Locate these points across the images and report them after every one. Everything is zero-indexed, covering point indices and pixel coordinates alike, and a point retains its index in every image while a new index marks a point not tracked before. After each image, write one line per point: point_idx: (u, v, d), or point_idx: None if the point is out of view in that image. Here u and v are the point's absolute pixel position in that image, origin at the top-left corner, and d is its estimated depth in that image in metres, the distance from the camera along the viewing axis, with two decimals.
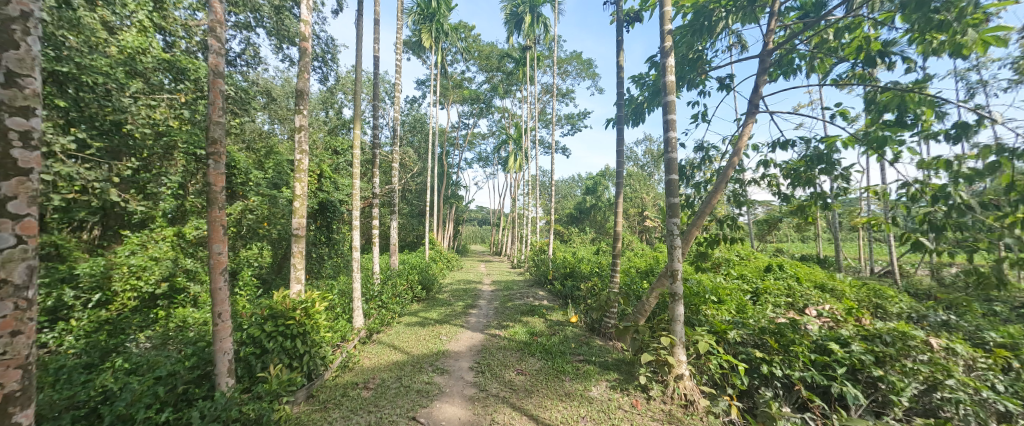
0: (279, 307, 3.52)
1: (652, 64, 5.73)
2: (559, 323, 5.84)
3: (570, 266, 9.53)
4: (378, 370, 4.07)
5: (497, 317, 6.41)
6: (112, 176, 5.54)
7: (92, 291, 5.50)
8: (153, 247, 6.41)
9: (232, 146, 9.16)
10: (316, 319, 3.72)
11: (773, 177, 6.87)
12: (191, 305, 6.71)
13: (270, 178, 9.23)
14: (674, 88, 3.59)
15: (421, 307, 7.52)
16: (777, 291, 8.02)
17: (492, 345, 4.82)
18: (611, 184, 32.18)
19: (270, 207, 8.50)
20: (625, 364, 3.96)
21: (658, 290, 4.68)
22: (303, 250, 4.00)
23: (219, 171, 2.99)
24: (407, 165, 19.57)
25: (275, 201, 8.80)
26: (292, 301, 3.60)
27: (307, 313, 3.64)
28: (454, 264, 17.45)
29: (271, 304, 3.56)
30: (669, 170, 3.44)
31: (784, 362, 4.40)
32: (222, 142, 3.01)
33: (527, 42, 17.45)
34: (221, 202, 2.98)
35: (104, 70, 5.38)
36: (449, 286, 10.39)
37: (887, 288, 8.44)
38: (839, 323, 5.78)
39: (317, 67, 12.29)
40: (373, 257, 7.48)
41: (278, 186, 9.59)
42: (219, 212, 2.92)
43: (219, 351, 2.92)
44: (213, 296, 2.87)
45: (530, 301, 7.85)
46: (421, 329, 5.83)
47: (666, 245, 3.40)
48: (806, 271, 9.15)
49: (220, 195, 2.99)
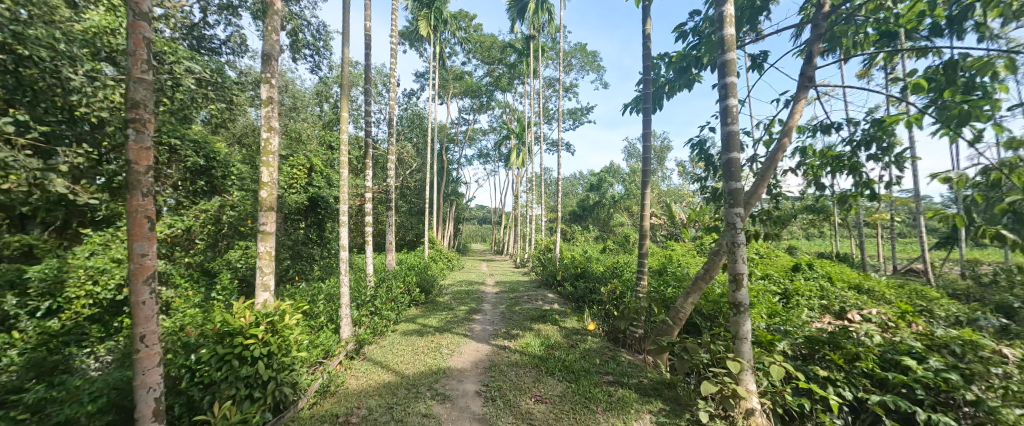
0: (237, 323, 2.84)
1: (681, 34, 5.00)
2: (575, 332, 5.17)
3: (580, 267, 8.85)
4: (365, 396, 3.36)
5: (505, 325, 5.71)
6: (61, 165, 4.80)
7: (43, 297, 4.78)
8: (118, 247, 5.67)
9: (214, 138, 8.48)
10: (286, 336, 3.05)
11: (810, 166, 6.15)
12: (162, 312, 5.98)
13: (256, 172, 8.54)
14: (734, 44, 2.85)
15: (420, 312, 6.85)
16: (809, 292, 7.32)
17: (502, 361, 4.12)
18: (615, 182, 31.51)
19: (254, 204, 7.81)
20: (664, 388, 3.30)
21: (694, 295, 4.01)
22: (271, 250, 3.33)
23: (142, 144, 2.48)
24: (406, 161, 18.89)
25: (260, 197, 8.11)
26: (255, 314, 2.94)
27: (274, 329, 2.98)
28: (455, 264, 16.79)
29: (227, 318, 2.89)
30: (727, 146, 2.74)
31: (849, 382, 3.70)
32: (147, 106, 2.49)
33: (530, 32, 16.76)
34: (146, 187, 2.48)
35: (53, 44, 4.68)
36: (450, 288, 9.71)
37: (927, 289, 7.76)
38: (895, 330, 5.08)
39: (308, 55, 11.51)
40: (366, 257, 6.79)
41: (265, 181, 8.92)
42: (140, 200, 2.44)
43: (142, 387, 2.38)
44: (135, 310, 2.40)
45: (539, 305, 7.18)
46: (418, 338, 5.14)
47: (726, 243, 2.68)
48: (837, 270, 8.45)
49: (144, 176, 2.48)
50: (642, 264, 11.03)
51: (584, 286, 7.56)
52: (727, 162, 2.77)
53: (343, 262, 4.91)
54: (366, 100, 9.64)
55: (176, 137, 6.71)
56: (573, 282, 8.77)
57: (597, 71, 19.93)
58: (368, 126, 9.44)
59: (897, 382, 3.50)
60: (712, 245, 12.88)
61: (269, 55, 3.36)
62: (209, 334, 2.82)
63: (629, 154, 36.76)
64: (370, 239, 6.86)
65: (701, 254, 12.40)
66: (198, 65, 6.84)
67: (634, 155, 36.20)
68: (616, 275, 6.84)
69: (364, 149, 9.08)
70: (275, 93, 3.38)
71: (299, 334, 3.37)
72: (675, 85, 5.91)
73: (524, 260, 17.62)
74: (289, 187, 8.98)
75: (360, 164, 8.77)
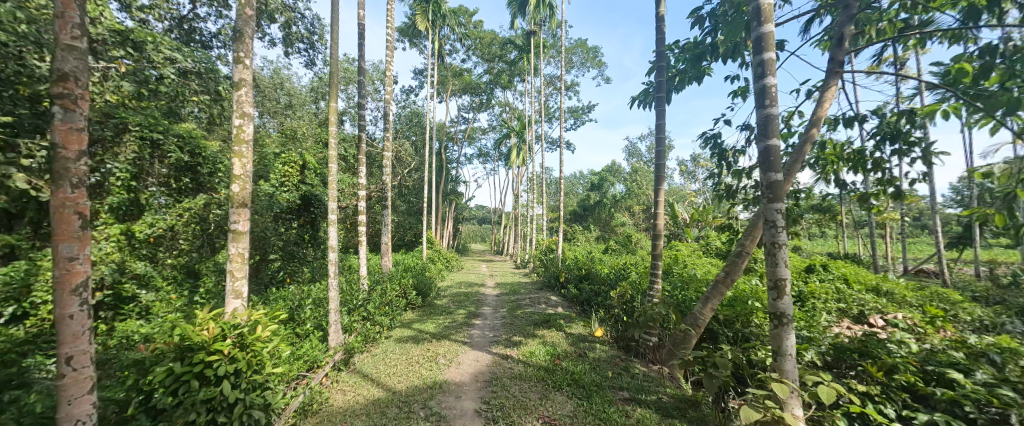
0: (200, 337, 2.50)
1: (696, 18, 4.63)
2: (582, 339, 4.81)
3: (584, 269, 8.50)
4: (350, 416, 3.00)
5: (507, 331, 5.36)
6: (24, 159, 4.42)
7: (6, 303, 4.40)
8: (93, 249, 5.30)
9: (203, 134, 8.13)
10: (257, 351, 2.69)
11: (830, 162, 5.77)
12: (142, 317, 5.62)
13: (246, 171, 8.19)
14: (772, 15, 2.47)
15: (416, 317, 6.49)
16: (826, 295, 6.96)
17: (505, 373, 3.76)
18: (617, 181, 31.18)
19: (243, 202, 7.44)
20: (686, 407, 2.97)
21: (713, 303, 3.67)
22: (244, 252, 3.02)
23: (73, 127, 2.04)
24: (404, 160, 18.57)
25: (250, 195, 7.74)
26: (221, 326, 2.61)
27: (241, 344, 2.66)
28: (454, 265, 16.46)
29: (189, 330, 2.56)
30: (766, 131, 2.37)
31: (889, 398, 3.34)
32: (78, 82, 2.07)
33: (531, 27, 16.42)
34: (77, 177, 2.06)
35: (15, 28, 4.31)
36: (449, 290, 9.35)
37: (949, 291, 7.41)
38: (927, 337, 4.72)
39: (303, 49, 11.17)
40: (360, 258, 6.43)
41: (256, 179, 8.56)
42: (66, 194, 2.00)
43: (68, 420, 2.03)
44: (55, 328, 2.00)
45: (542, 309, 6.83)
46: (414, 346, 4.78)
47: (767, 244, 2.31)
48: (852, 271, 8.09)
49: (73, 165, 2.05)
50: (648, 265, 10.65)
51: (590, 289, 7.20)
52: (765, 151, 2.42)
53: (333, 264, 4.55)
54: (362, 94, 9.30)
55: (160, 131, 6.35)
56: (577, 284, 8.42)
57: (598, 68, 19.58)
58: (364, 121, 9.09)
59: (945, 398, 3.14)
60: (718, 245, 12.53)
61: (241, 33, 3.06)
62: (166, 350, 2.49)
63: (630, 153, 36.43)
64: (364, 239, 6.51)
65: (707, 255, 12.05)
66: (182, 55, 6.48)
67: (635, 154, 35.97)
68: (623, 278, 6.49)
69: (359, 145, 8.73)
70: (249, 75, 3.07)
71: (276, 347, 3.02)
72: (687, 75, 5.56)
73: (524, 261, 17.25)
74: (282, 186, 8.63)
75: (354, 161, 8.41)
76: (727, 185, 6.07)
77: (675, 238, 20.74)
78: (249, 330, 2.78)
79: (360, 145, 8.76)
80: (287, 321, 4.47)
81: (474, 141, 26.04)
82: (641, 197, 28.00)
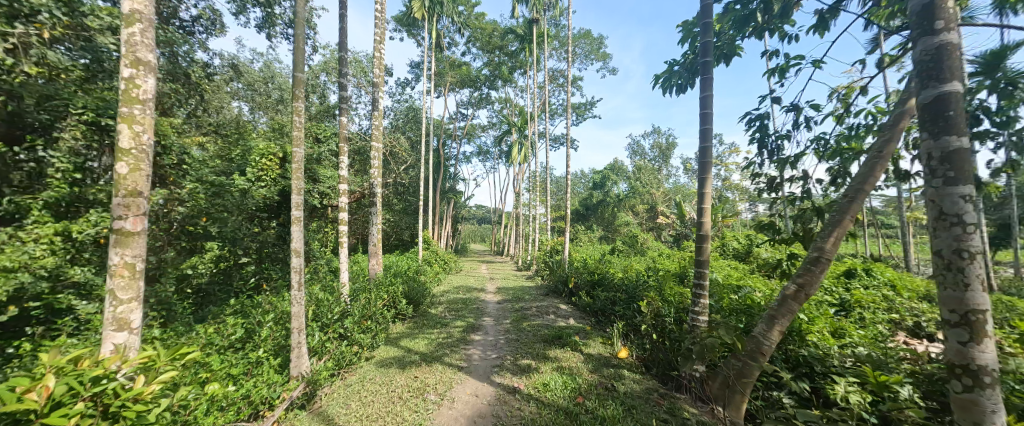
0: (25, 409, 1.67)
1: None
2: (605, 364, 3.94)
3: (597, 274, 7.63)
4: None
5: (512, 352, 4.46)
6: None
7: None
8: (13, 254, 4.34)
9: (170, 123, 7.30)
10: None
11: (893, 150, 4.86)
12: (79, 334, 4.73)
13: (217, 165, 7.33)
14: None
15: (407, 330, 5.62)
16: (875, 304, 6.08)
17: (513, 418, 2.89)
18: (620, 179, 30.32)
19: (209, 198, 6.53)
20: None
21: (779, 326, 2.91)
22: (134, 263, 2.48)
23: None
24: (399, 156, 17.74)
25: (220, 191, 6.86)
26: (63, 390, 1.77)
27: (105, 413, 1.86)
28: (452, 267, 15.58)
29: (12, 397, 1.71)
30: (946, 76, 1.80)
31: None
32: None
33: (533, 14, 15.70)
34: None
35: None
36: (445, 297, 8.45)
37: (1012, 298, 6.51)
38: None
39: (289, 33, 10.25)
40: (340, 263, 5.53)
41: (229, 174, 7.68)
42: None
43: None
44: None
45: (550, 321, 5.93)
46: (396, 373, 3.91)
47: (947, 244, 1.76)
48: (898, 276, 7.20)
49: None
50: (663, 268, 9.75)
51: (604, 298, 6.33)
52: (939, 101, 1.80)
53: (298, 274, 3.65)
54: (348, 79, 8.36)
55: (110, 115, 5.41)
56: (588, 291, 7.54)
57: (602, 60, 18.73)
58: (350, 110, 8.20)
59: None
60: (736, 246, 11.65)
61: None
62: None
63: (633, 152, 35.58)
64: (346, 240, 5.60)
65: (725, 257, 11.16)
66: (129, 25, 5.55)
67: (638, 152, 35.19)
68: (646, 286, 5.61)
69: (343, 135, 7.81)
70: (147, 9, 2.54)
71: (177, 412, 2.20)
72: (724, 48, 4.70)
73: (526, 263, 16.33)
74: (258, 180, 7.76)
75: (338, 153, 7.51)
76: (767, 177, 5.22)
77: (683, 238, 19.91)
78: (123, 386, 1.98)
79: (345, 135, 7.85)
80: (237, 345, 3.58)
81: (473, 138, 25.13)
82: (645, 195, 27.13)
